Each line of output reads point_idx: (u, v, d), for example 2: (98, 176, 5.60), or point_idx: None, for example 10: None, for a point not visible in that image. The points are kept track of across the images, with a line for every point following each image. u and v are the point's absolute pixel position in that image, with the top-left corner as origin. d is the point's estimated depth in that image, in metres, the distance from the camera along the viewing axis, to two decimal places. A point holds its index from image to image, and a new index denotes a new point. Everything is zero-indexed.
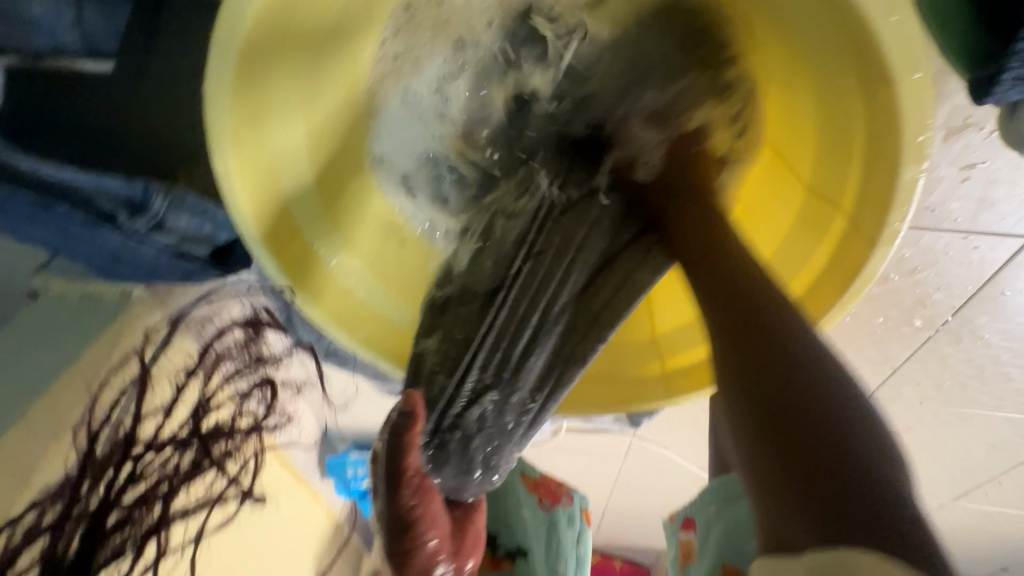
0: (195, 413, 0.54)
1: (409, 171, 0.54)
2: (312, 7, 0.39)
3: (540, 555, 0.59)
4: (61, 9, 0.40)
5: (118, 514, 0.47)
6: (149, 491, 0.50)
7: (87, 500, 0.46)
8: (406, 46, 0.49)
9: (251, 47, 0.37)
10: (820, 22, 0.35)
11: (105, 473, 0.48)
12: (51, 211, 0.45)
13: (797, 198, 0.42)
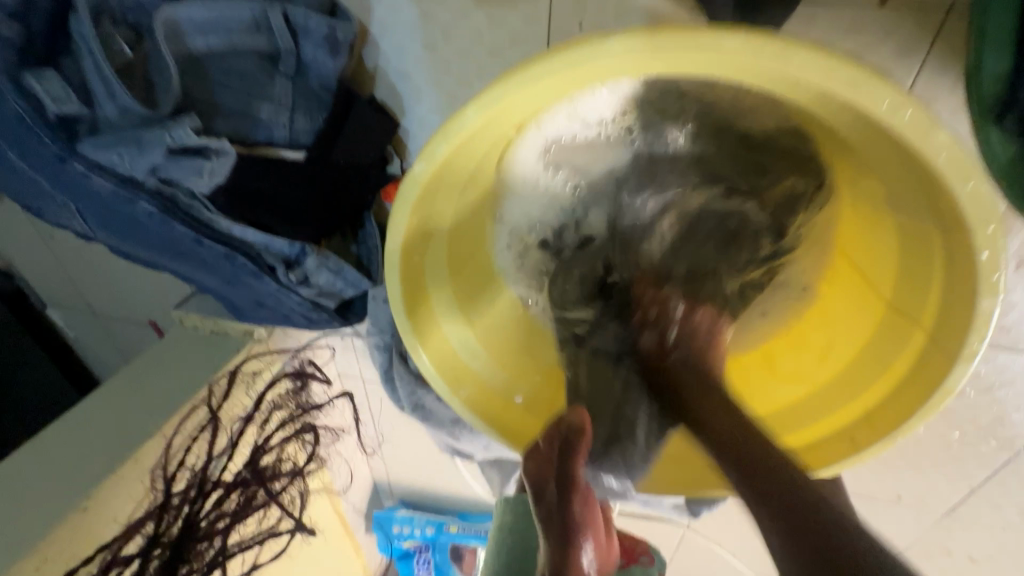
0: (263, 456, 0.74)
1: (525, 236, 0.55)
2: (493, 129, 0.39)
3: None
4: (280, 113, 0.53)
5: (190, 543, 0.65)
6: (211, 528, 0.67)
7: (168, 532, 0.63)
8: (548, 145, 0.48)
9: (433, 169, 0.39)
10: (896, 170, 0.36)
11: (194, 498, 0.66)
12: (230, 261, 0.55)
13: (873, 314, 0.45)
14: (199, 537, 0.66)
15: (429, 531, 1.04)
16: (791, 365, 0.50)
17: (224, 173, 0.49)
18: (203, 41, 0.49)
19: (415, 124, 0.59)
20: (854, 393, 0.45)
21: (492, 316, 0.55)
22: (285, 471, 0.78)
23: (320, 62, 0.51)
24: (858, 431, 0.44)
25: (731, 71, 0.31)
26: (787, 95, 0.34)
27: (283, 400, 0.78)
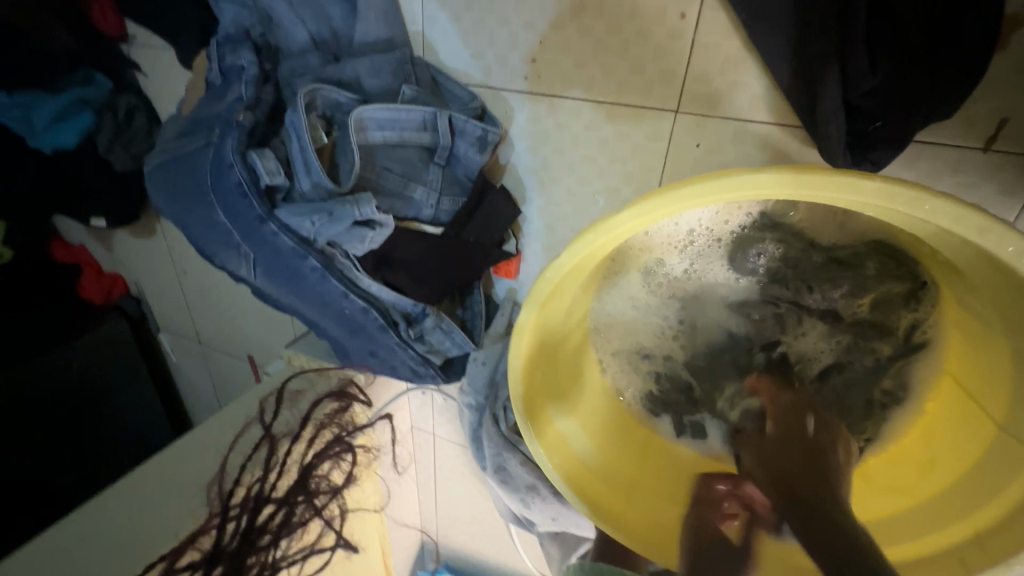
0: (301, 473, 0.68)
1: (630, 315, 0.59)
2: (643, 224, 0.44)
3: None
4: (429, 195, 0.62)
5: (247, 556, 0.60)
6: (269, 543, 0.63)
7: (227, 543, 0.60)
8: (654, 244, 0.55)
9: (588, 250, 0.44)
10: (1008, 298, 0.39)
11: (248, 512, 0.61)
12: (366, 313, 0.63)
13: (986, 434, 0.45)
14: (255, 549, 0.61)
15: None
16: (888, 478, 0.51)
17: (382, 242, 0.58)
18: (379, 133, 0.59)
19: (535, 211, 0.68)
20: (956, 516, 0.44)
21: (586, 386, 0.58)
22: (326, 489, 0.72)
23: (469, 157, 0.62)
24: (968, 552, 0.42)
25: (867, 204, 0.36)
26: (904, 227, 0.39)
27: (323, 419, 0.74)
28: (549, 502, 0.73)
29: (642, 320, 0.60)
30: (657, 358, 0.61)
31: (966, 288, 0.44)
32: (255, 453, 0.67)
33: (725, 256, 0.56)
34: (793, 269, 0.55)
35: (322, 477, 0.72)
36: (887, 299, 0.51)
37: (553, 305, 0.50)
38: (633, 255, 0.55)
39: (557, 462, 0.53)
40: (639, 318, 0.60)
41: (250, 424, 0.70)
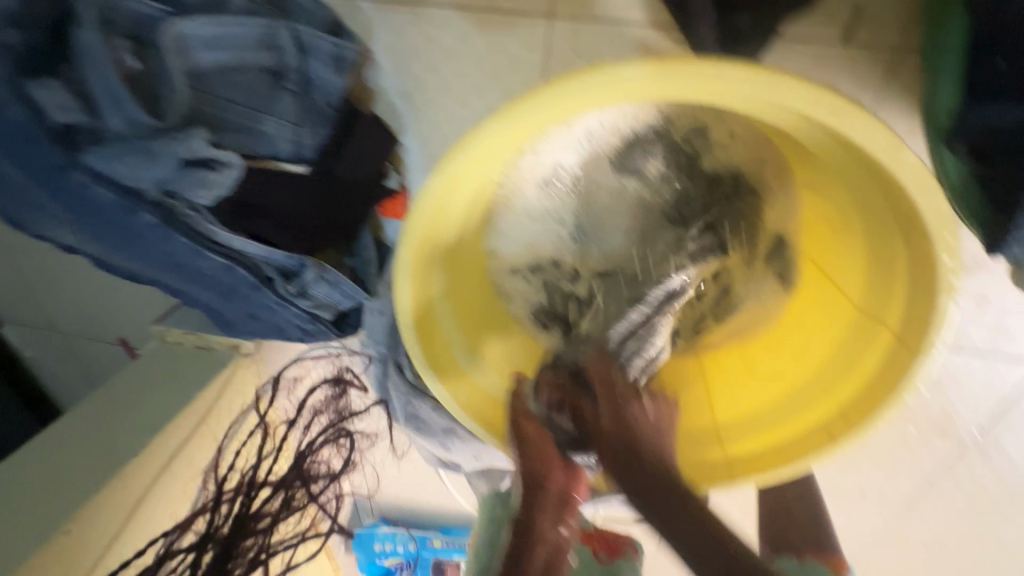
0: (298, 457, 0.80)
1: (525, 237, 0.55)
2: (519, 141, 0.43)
3: None
4: (286, 127, 0.54)
5: (234, 544, 0.70)
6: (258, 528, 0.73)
7: (217, 531, 0.69)
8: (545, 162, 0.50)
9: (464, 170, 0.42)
10: (862, 183, 0.41)
11: (240, 498, 0.72)
12: (230, 271, 0.55)
13: (845, 314, 0.48)
14: (252, 531, 0.72)
15: (410, 549, 1.02)
16: (768, 366, 0.53)
17: (230, 186, 0.50)
18: (210, 55, 0.49)
19: (415, 140, 0.62)
20: (827, 391, 0.48)
21: (486, 318, 0.56)
22: (322, 474, 0.82)
23: (326, 79, 0.54)
24: (834, 423, 0.47)
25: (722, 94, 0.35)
26: (768, 117, 0.39)
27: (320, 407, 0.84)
28: (467, 441, 0.73)
29: (538, 242, 0.56)
30: (556, 283, 0.58)
31: (829, 176, 0.44)
32: (256, 438, 0.77)
33: (617, 164, 0.52)
34: (684, 168, 0.52)
35: (318, 461, 0.82)
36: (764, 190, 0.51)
37: (436, 238, 0.47)
38: (522, 174, 0.50)
39: (463, 400, 0.52)
40: (534, 240, 0.56)
41: (248, 412, 0.77)
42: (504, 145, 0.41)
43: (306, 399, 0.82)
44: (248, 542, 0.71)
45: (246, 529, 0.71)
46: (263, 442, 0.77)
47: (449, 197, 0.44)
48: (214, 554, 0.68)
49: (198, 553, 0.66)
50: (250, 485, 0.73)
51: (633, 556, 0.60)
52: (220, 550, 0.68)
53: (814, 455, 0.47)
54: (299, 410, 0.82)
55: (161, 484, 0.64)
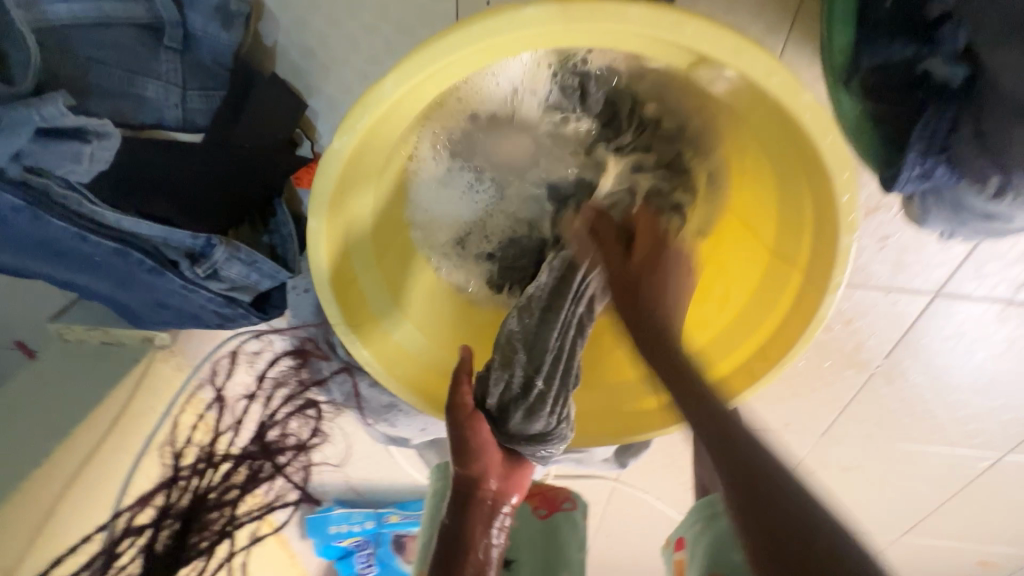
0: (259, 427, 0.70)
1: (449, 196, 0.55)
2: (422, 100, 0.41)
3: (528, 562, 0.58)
4: (170, 92, 0.49)
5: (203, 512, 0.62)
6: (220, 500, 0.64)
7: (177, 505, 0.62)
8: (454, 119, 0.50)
9: (366, 134, 0.40)
10: (769, 128, 0.41)
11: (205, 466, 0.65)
12: (125, 257, 0.50)
13: (761, 258, 0.50)
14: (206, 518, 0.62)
15: (368, 525, 1.12)
16: (696, 314, 0.54)
17: (107, 159, 0.44)
18: (63, 7, 0.43)
19: (324, 102, 0.57)
20: (747, 334, 0.50)
21: (420, 287, 0.56)
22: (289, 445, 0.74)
23: (214, 35, 0.49)
24: (754, 362, 0.49)
25: (620, 38, 0.36)
26: (671, 62, 0.39)
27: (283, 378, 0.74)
28: (411, 415, 0.72)
29: (462, 202, 0.56)
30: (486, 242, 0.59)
31: (738, 122, 0.45)
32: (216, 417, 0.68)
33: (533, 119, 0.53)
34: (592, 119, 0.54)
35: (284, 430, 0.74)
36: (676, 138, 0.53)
37: (348, 205, 0.45)
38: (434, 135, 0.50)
39: (397, 372, 0.52)
40: (458, 199, 0.56)
41: (203, 390, 0.74)
42: (406, 102, 0.39)
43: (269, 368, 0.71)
44: (213, 513, 0.63)
45: (205, 504, 0.62)
46: (219, 417, 0.68)
47: (356, 163, 0.42)
48: (180, 525, 0.60)
49: (156, 529, 0.59)
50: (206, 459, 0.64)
51: (572, 508, 0.63)
52: (183, 522, 0.60)
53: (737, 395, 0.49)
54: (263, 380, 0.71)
55: (75, 493, 0.61)
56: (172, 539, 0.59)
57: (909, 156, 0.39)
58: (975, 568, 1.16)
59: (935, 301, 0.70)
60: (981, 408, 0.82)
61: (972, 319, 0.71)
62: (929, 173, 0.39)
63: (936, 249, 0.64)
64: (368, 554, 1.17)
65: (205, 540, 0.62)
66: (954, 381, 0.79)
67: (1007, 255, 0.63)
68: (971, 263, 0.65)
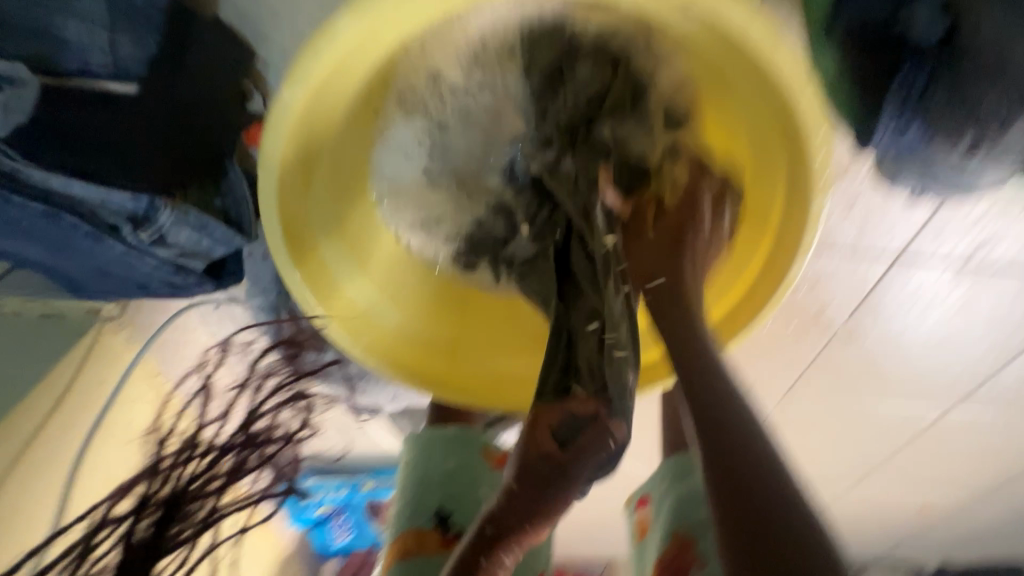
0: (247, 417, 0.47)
1: (416, 157, 0.51)
2: (380, 43, 0.39)
3: None
4: (94, 34, 0.43)
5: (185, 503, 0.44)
6: (205, 489, 0.44)
7: (160, 491, 0.44)
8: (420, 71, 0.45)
9: (319, 78, 0.39)
10: (743, 88, 0.40)
11: (185, 457, 0.45)
12: (57, 221, 0.46)
13: (731, 225, 0.49)
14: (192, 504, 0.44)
15: (343, 492, 1.13)
16: None
17: (27, 109, 0.41)
18: None
19: (274, 52, 0.52)
20: (716, 298, 0.50)
21: (388, 255, 0.53)
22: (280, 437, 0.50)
23: None
24: (724, 326, 0.49)
25: None
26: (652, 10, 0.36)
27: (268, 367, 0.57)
28: (380, 383, 0.72)
29: (428, 160, 0.51)
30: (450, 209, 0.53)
31: (714, 79, 0.43)
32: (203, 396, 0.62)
33: (504, 66, 0.47)
34: (565, 58, 0.46)
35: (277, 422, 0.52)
36: (661, 87, 0.46)
37: (300, 162, 0.43)
38: (403, 91, 0.46)
39: (362, 339, 0.51)
40: (424, 159, 0.51)
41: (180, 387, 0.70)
42: (355, 42, 0.38)
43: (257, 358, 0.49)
44: (195, 504, 0.44)
45: (186, 495, 0.44)
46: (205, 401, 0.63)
47: (312, 113, 0.41)
48: (162, 515, 0.43)
49: (131, 521, 0.42)
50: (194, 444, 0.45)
51: None
52: (164, 511, 0.43)
53: (705, 359, 0.50)
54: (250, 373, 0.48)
55: (23, 476, 0.57)
56: (154, 527, 0.43)
57: (885, 112, 0.39)
58: (915, 510, 1.26)
59: (896, 264, 0.71)
60: (930, 366, 0.86)
61: (928, 281, 0.73)
62: (904, 126, 0.39)
63: (900, 212, 0.65)
64: (344, 521, 1.21)
65: (189, 532, 0.44)
66: (908, 341, 0.82)
67: (965, 219, 0.65)
68: (931, 227, 0.66)
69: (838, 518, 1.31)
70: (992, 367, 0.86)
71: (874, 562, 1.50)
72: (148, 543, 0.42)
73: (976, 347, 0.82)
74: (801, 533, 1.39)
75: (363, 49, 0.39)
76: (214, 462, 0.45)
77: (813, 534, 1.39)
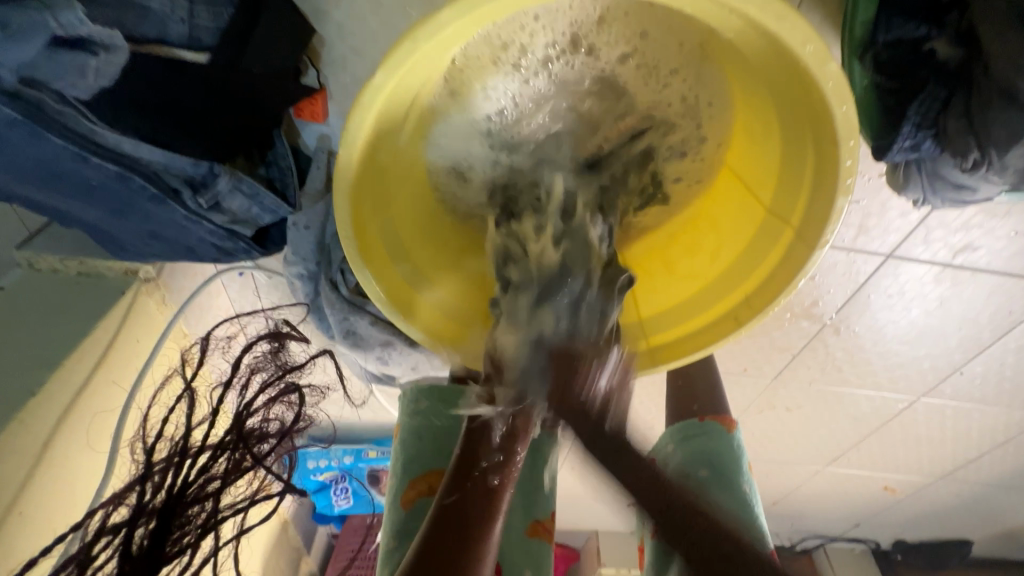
0: (238, 419, 0.62)
1: (471, 135, 0.53)
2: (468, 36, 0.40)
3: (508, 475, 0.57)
4: (176, 6, 0.46)
5: (182, 507, 0.57)
6: (202, 491, 0.58)
7: (153, 500, 0.57)
8: (488, 71, 0.49)
9: (413, 65, 0.39)
10: (789, 90, 0.44)
11: (174, 466, 0.59)
12: (127, 183, 0.48)
13: (755, 215, 0.53)
14: (190, 503, 0.57)
15: (347, 459, 1.16)
16: (687, 266, 0.59)
17: (112, 75, 0.42)
18: None
19: (333, 29, 0.54)
20: (733, 286, 0.55)
21: (422, 226, 0.56)
22: (274, 433, 0.68)
23: None
24: (740, 310, 0.54)
25: None
26: (704, 13, 0.40)
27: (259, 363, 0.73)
28: (404, 353, 0.72)
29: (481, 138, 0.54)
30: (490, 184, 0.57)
31: (753, 79, 0.47)
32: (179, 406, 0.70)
33: (569, 58, 0.51)
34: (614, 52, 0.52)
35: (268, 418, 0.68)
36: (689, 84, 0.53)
37: (371, 146, 0.44)
38: (473, 72, 0.48)
39: (403, 309, 0.53)
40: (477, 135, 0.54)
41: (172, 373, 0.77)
42: (455, 37, 0.38)
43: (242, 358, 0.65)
44: (193, 508, 0.58)
45: (183, 499, 0.57)
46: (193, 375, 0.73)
47: (397, 93, 0.41)
48: (157, 524, 0.55)
49: (130, 529, 0.54)
50: (184, 451, 0.59)
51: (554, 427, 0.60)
52: (159, 521, 0.55)
53: (719, 339, 0.55)
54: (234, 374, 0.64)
55: (70, 425, 0.59)
56: (151, 535, 0.54)
57: (904, 130, 0.43)
58: (879, 491, 1.36)
59: (887, 262, 0.78)
60: (908, 357, 0.94)
61: (914, 278, 0.80)
62: (917, 145, 0.44)
63: (895, 216, 0.71)
64: (344, 488, 1.24)
65: (189, 535, 0.57)
66: (889, 334, 0.89)
67: (953, 223, 0.71)
68: (922, 229, 0.72)
69: (809, 498, 1.41)
70: (961, 360, 0.94)
71: (838, 540, 1.62)
72: (147, 551, 0.53)
73: (949, 342, 0.90)
74: (774, 512, 1.49)
75: (454, 45, 0.40)
76: (210, 466, 0.59)
77: (784, 513, 1.49)
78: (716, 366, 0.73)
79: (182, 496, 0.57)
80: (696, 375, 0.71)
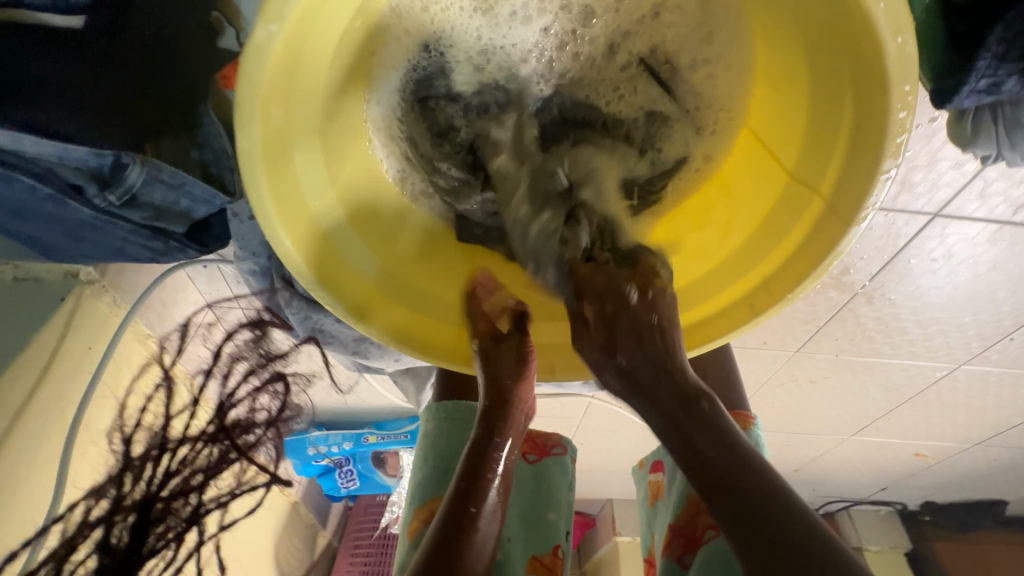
0: (219, 412, 0.57)
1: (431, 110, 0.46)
2: None
3: (517, 505, 0.51)
4: None
5: (161, 504, 0.51)
6: (184, 485, 0.53)
7: (132, 494, 0.52)
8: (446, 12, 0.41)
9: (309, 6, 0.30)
10: (820, 17, 0.34)
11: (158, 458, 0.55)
12: (13, 184, 0.42)
13: (777, 183, 0.43)
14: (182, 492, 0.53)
15: (347, 445, 1.13)
16: (692, 241, 0.48)
17: None
18: None
19: None
20: (747, 267, 0.45)
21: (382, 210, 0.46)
22: (258, 423, 0.62)
23: None
24: (757, 296, 0.44)
25: None
26: None
27: (238, 352, 0.66)
28: (384, 347, 0.65)
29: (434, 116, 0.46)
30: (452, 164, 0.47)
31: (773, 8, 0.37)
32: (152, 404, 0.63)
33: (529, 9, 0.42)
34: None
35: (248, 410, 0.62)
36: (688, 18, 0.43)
37: (282, 115, 0.35)
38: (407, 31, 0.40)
39: (374, 319, 0.44)
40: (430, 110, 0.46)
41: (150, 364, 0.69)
42: None
43: (224, 349, 0.61)
44: (177, 502, 0.52)
45: (158, 499, 0.52)
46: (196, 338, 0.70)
47: (298, 46, 0.33)
48: (136, 519, 0.50)
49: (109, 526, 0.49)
50: (162, 444, 0.54)
51: (561, 453, 0.55)
52: (138, 515, 0.50)
53: (733, 330, 0.45)
54: (217, 362, 0.60)
55: (16, 443, 0.55)
56: (130, 533, 0.50)
57: (979, 64, 0.34)
58: (910, 458, 1.29)
59: (931, 223, 0.67)
60: (952, 324, 0.83)
61: (964, 239, 0.69)
62: (997, 85, 0.35)
63: (946, 168, 0.59)
64: (349, 470, 1.22)
65: (173, 531, 0.52)
66: (931, 301, 0.79)
67: (1017, 174, 0.60)
68: (978, 182, 0.61)
69: (834, 465, 1.34)
70: (1012, 326, 0.83)
71: (863, 504, 1.57)
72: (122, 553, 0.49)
73: (1001, 306, 0.79)
74: (797, 479, 1.43)
75: None
76: (191, 457, 0.55)
77: (807, 480, 1.43)
78: (728, 352, 0.64)
79: (160, 492, 0.52)
80: (705, 364, 0.63)
